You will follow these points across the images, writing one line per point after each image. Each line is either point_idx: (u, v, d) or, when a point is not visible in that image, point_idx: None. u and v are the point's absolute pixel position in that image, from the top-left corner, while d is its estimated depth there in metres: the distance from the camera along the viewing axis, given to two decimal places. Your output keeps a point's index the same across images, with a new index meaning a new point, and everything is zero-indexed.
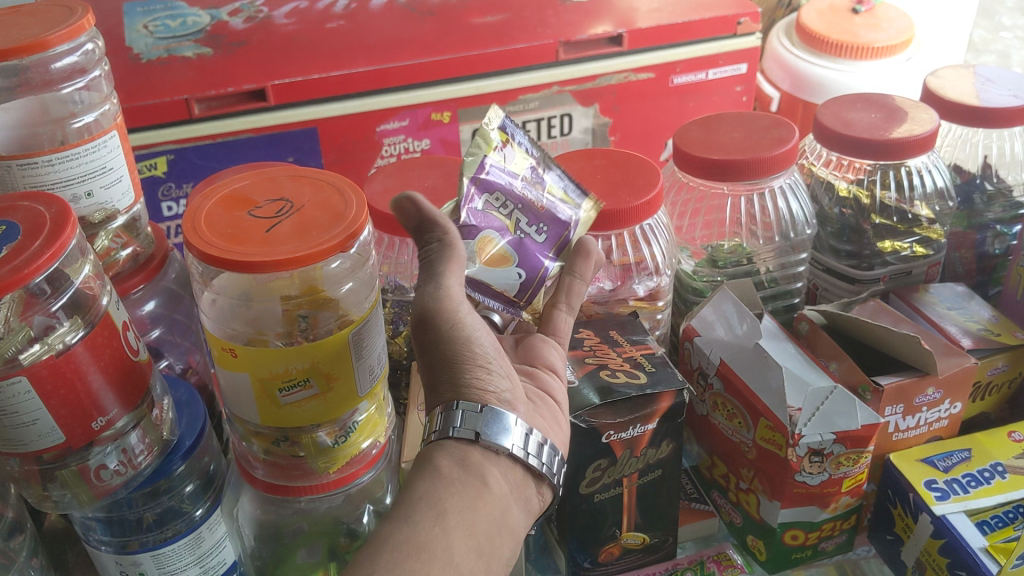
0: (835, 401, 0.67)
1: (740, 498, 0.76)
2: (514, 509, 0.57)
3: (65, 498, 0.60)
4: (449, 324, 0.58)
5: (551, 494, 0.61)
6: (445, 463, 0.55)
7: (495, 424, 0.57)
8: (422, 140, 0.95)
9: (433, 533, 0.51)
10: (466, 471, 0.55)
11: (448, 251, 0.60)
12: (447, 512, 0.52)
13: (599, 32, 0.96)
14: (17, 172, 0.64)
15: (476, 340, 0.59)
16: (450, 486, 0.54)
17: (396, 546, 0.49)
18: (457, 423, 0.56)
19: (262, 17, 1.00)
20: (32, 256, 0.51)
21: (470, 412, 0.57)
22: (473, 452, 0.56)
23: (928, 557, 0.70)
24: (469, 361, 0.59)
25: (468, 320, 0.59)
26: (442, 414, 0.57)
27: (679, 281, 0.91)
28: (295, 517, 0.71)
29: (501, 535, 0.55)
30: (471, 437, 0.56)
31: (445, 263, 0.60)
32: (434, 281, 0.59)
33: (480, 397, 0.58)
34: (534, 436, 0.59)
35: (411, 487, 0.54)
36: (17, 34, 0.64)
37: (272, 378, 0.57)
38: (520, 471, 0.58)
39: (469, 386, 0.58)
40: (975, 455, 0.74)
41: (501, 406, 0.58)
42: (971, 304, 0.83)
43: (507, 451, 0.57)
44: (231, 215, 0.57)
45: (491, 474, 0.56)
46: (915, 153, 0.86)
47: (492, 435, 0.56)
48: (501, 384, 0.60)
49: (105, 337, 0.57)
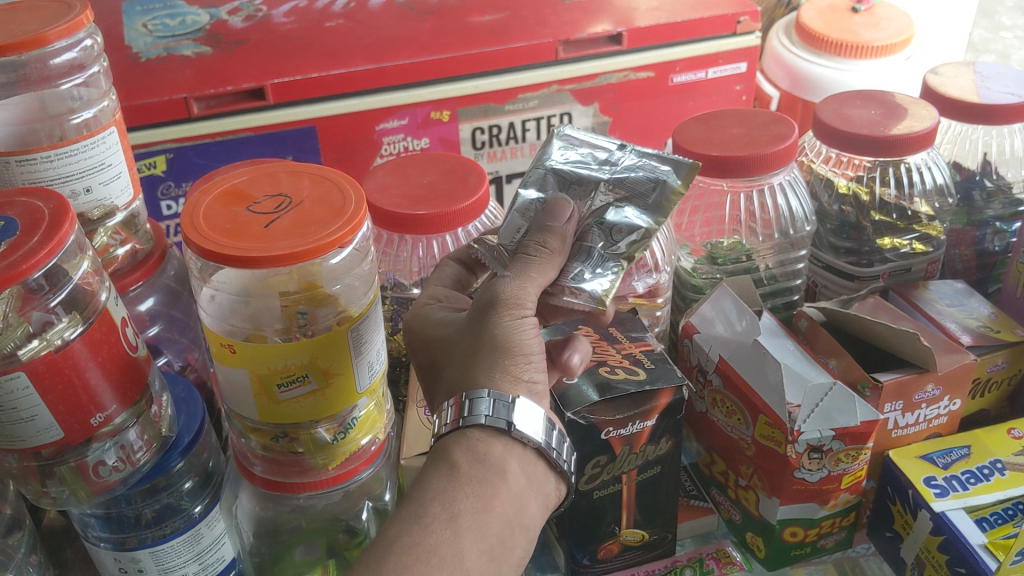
0: (834, 398, 0.68)
1: (740, 496, 0.76)
2: (532, 505, 0.56)
3: (63, 495, 0.60)
4: (513, 317, 0.59)
5: (567, 488, 0.60)
6: (462, 459, 0.55)
7: (523, 413, 0.57)
8: (421, 139, 0.95)
9: (444, 537, 0.51)
10: (486, 467, 0.54)
11: (549, 255, 0.61)
12: (459, 514, 0.52)
13: (598, 31, 0.95)
14: (15, 169, 0.64)
15: (529, 336, 0.59)
16: (466, 486, 0.53)
17: (405, 549, 0.50)
18: (487, 411, 0.56)
19: (261, 16, 1.00)
20: (31, 251, 0.51)
21: (501, 402, 0.56)
22: (495, 445, 0.56)
23: (926, 554, 0.70)
24: (517, 351, 0.58)
25: (531, 318, 0.59)
26: (467, 401, 0.56)
27: (678, 278, 0.91)
28: (293, 514, 0.72)
29: (515, 533, 0.54)
30: (502, 427, 0.56)
31: (541, 270, 0.60)
32: (517, 274, 0.60)
33: (511, 387, 0.57)
34: (556, 429, 0.59)
35: (426, 483, 0.54)
36: (15, 31, 0.64)
37: (269, 374, 0.57)
38: (542, 466, 0.58)
39: (506, 374, 0.58)
40: (975, 452, 0.74)
41: (530, 397, 0.58)
42: (970, 301, 0.83)
43: (535, 444, 0.57)
44: (229, 211, 0.57)
45: (511, 469, 0.55)
46: (915, 150, 0.86)
47: (522, 426, 0.56)
48: (536, 374, 0.59)
49: (103, 333, 0.57)
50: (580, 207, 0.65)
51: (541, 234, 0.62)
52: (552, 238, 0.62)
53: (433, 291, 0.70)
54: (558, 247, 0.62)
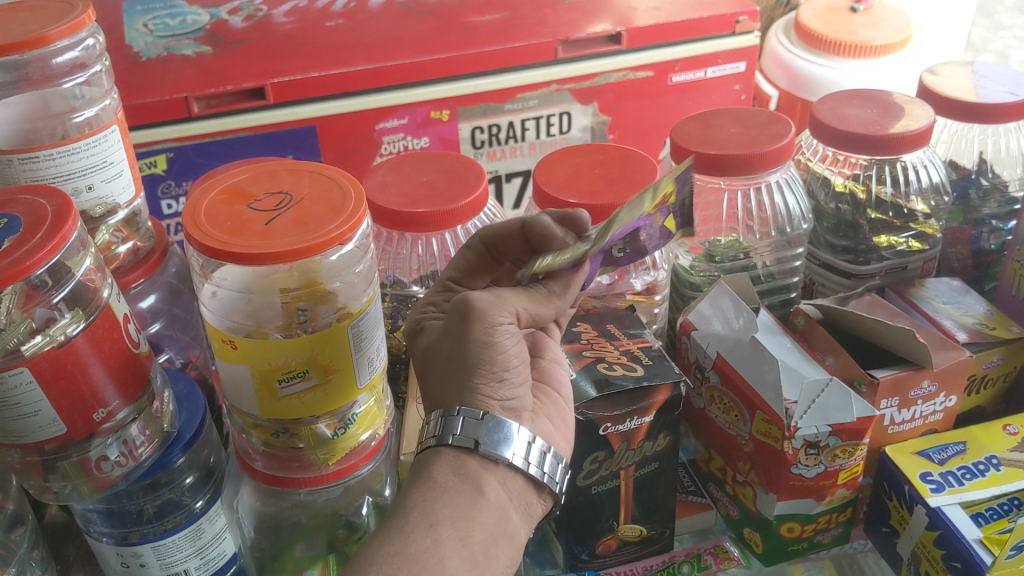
0: (831, 394, 0.68)
1: (737, 491, 0.77)
2: (513, 514, 0.56)
3: (65, 490, 0.61)
4: (484, 329, 0.58)
5: (553, 499, 0.60)
6: (441, 472, 0.55)
7: (494, 431, 0.56)
8: (420, 138, 0.96)
9: (424, 546, 0.50)
10: (462, 479, 0.55)
11: (551, 294, 0.64)
12: (439, 523, 0.52)
13: (597, 30, 0.96)
14: (18, 166, 0.64)
15: (501, 350, 0.58)
16: (444, 495, 0.53)
17: (387, 559, 0.49)
18: (457, 430, 0.56)
19: (262, 16, 1.00)
20: (34, 248, 0.52)
21: (470, 419, 0.56)
22: (469, 461, 0.56)
23: (922, 549, 0.71)
24: (489, 370, 0.58)
25: (506, 328, 0.59)
26: (441, 419, 0.57)
27: (675, 276, 0.91)
28: (293, 510, 0.73)
29: (499, 543, 0.54)
30: (470, 445, 0.55)
31: (527, 298, 0.62)
32: (496, 293, 0.60)
33: (483, 405, 0.57)
34: (537, 445, 0.58)
35: (405, 495, 0.54)
36: (17, 29, 0.64)
37: (270, 370, 0.57)
38: (521, 479, 0.58)
39: (478, 393, 0.57)
40: (970, 448, 0.74)
41: (504, 414, 0.58)
42: (966, 299, 0.84)
43: (507, 460, 0.56)
44: (231, 208, 0.58)
45: (487, 481, 0.55)
46: (911, 148, 0.87)
47: (490, 443, 0.56)
48: (509, 392, 0.59)
49: (106, 329, 0.57)
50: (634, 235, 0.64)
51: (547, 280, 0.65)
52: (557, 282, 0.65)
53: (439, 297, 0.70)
54: (562, 291, 0.65)
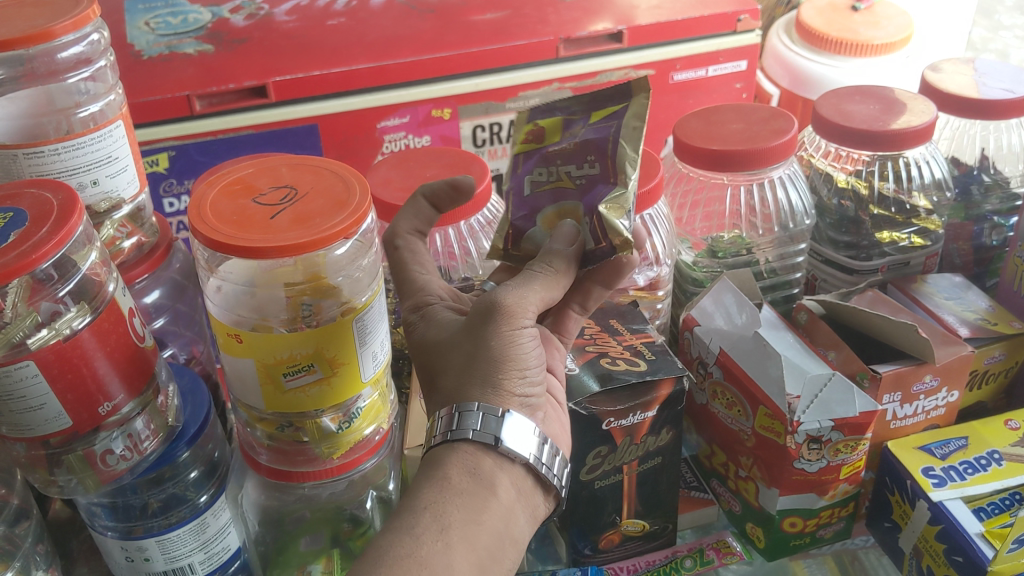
0: (834, 387, 0.67)
1: (739, 487, 0.77)
2: (521, 518, 0.56)
3: (71, 484, 0.61)
4: (511, 328, 0.58)
5: (556, 501, 0.60)
6: (455, 472, 0.55)
7: (514, 428, 0.56)
8: (422, 136, 0.96)
9: (435, 548, 0.50)
10: (476, 480, 0.54)
11: (554, 272, 0.61)
12: (451, 526, 0.52)
13: (599, 28, 0.96)
14: (23, 161, 0.65)
15: (523, 350, 0.58)
16: (456, 497, 0.53)
17: (396, 561, 0.49)
18: (476, 426, 0.55)
19: (264, 14, 1.01)
20: (39, 242, 0.52)
21: (490, 416, 0.56)
22: (485, 460, 0.55)
23: (924, 544, 0.71)
24: (513, 367, 0.58)
25: (529, 328, 0.59)
26: (457, 415, 0.56)
27: (679, 272, 0.92)
28: (297, 505, 0.74)
29: (505, 547, 0.54)
30: (489, 442, 0.55)
31: (543, 284, 0.60)
32: (519, 285, 0.59)
33: (501, 401, 0.57)
34: (548, 446, 0.58)
35: (417, 494, 0.53)
36: (22, 25, 0.65)
37: (276, 364, 0.58)
38: (530, 480, 0.58)
39: (500, 389, 0.57)
40: (972, 443, 0.74)
41: (522, 410, 0.58)
42: (968, 294, 0.84)
43: (523, 460, 0.56)
44: (235, 203, 0.58)
45: (501, 483, 0.55)
46: (913, 144, 0.87)
47: (510, 441, 0.56)
48: (528, 387, 0.59)
49: (111, 323, 0.58)
50: (535, 163, 0.67)
51: (546, 256, 0.61)
52: (558, 260, 0.61)
53: (426, 282, 0.68)
54: (564, 270, 0.61)
